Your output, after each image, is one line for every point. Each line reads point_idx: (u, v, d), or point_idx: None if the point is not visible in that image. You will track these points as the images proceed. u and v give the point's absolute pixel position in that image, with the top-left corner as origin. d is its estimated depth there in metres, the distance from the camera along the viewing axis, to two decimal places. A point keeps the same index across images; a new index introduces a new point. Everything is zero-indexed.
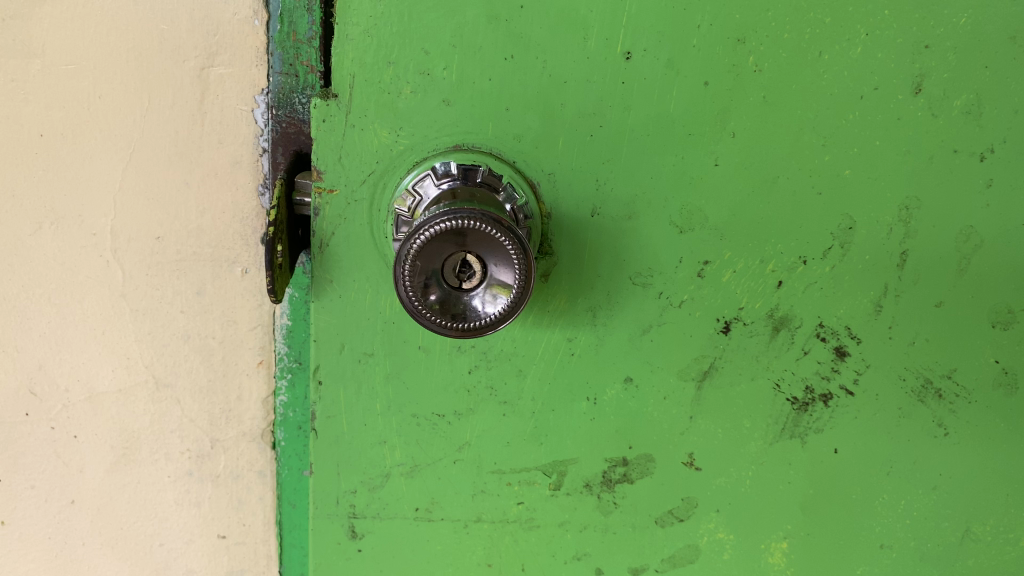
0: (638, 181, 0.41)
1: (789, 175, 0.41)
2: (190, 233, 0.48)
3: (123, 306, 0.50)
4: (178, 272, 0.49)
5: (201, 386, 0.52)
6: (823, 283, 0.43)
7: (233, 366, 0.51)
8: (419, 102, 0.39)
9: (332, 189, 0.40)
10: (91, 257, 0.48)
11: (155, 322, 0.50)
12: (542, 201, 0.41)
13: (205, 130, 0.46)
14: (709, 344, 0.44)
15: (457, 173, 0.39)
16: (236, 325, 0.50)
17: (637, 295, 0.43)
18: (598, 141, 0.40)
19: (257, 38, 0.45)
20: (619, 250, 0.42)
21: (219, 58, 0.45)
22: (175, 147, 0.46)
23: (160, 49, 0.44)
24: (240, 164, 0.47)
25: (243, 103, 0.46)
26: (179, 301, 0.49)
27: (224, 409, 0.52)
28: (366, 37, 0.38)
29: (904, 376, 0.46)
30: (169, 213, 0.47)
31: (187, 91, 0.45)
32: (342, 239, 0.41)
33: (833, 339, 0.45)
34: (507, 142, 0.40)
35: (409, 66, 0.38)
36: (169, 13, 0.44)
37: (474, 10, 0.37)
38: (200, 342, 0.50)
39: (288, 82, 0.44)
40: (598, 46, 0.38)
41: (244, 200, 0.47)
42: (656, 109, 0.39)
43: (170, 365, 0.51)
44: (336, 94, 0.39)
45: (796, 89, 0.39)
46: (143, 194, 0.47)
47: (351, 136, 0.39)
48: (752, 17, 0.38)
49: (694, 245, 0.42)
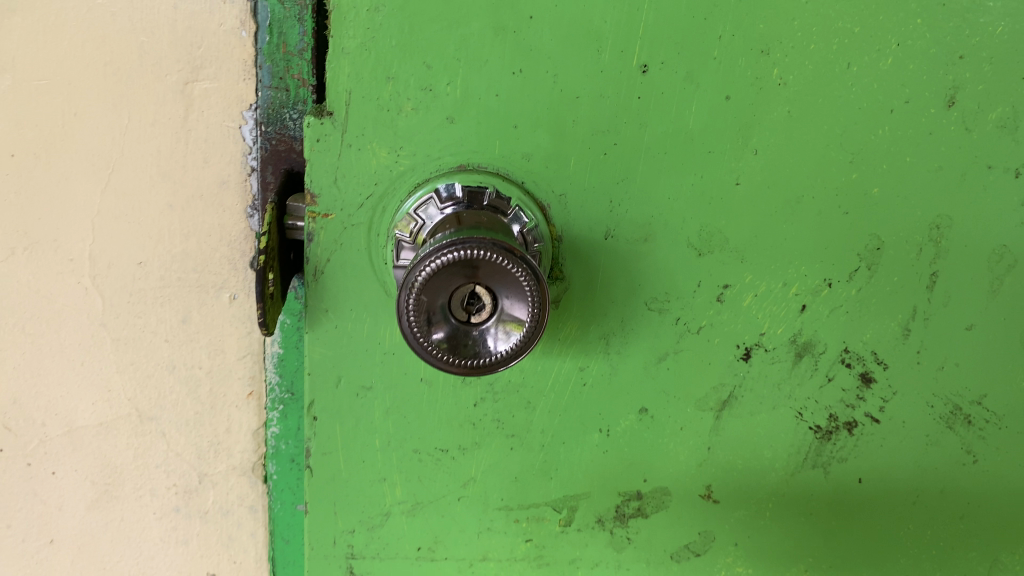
0: (655, 201, 0.38)
1: (814, 195, 0.39)
2: (174, 258, 0.46)
3: (103, 335, 0.47)
4: (162, 300, 0.47)
5: (187, 418, 0.49)
6: (849, 306, 0.41)
7: (222, 398, 0.49)
8: (420, 119, 0.36)
9: (327, 214, 0.37)
10: (68, 283, 0.46)
11: (138, 352, 0.48)
12: (553, 223, 0.38)
13: (190, 150, 0.44)
14: (729, 372, 0.42)
15: (462, 196, 0.36)
16: (224, 354, 0.48)
17: (654, 322, 0.40)
18: (613, 160, 0.37)
19: (245, 51, 0.43)
20: (634, 274, 0.39)
21: (204, 72, 0.43)
22: (157, 166, 0.44)
23: (141, 66, 0.43)
24: (228, 185, 0.45)
25: (230, 120, 0.44)
26: (163, 329, 0.47)
27: (211, 442, 0.50)
28: (362, 51, 0.35)
29: (932, 403, 0.44)
30: (151, 237, 0.45)
31: (169, 108, 0.44)
32: (338, 266, 0.38)
33: (858, 365, 0.42)
34: (515, 162, 0.37)
35: (410, 81, 0.35)
36: (148, 25, 0.42)
37: (480, 21, 0.35)
38: (186, 373, 0.48)
39: (279, 96, 0.41)
40: (613, 60, 0.36)
41: (231, 223, 0.45)
42: (675, 125, 0.37)
43: (154, 397, 0.49)
44: (330, 112, 0.36)
45: (823, 103, 0.37)
46: (124, 218, 0.45)
47: (348, 156, 0.36)
48: (777, 28, 0.36)
49: (714, 268, 0.40)
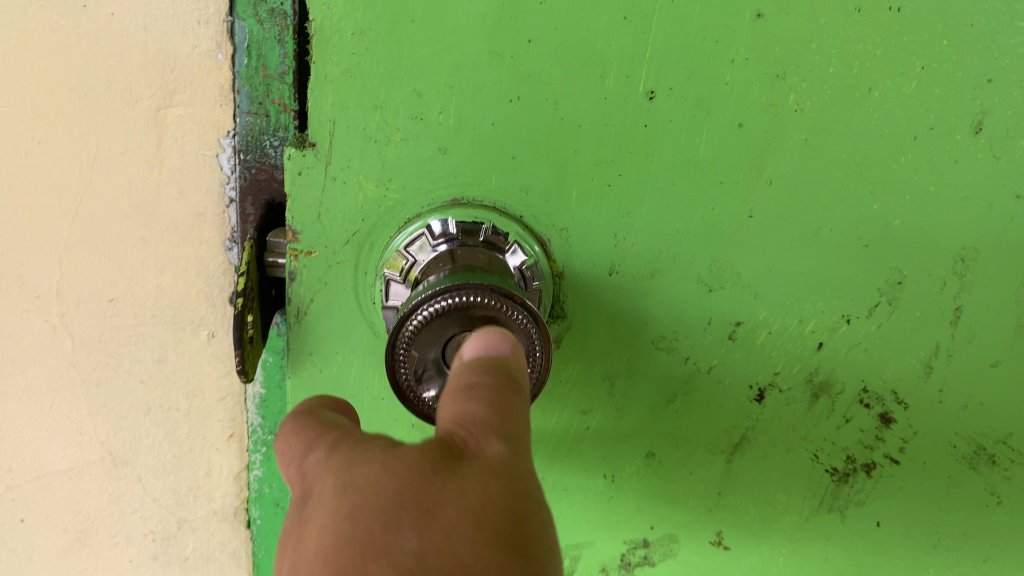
0: (662, 236, 0.36)
1: (832, 227, 0.36)
2: (148, 294, 0.43)
3: (73, 376, 0.45)
4: (135, 338, 0.44)
5: (164, 462, 0.47)
6: (868, 343, 0.39)
7: (201, 441, 0.47)
8: (410, 149, 0.33)
9: (310, 251, 0.34)
10: (35, 322, 0.44)
11: (110, 394, 0.45)
12: (554, 259, 0.36)
13: (163, 180, 0.41)
14: (741, 414, 0.39)
15: (455, 232, 0.34)
16: (203, 394, 0.46)
17: (661, 362, 0.38)
18: (618, 192, 0.35)
19: (220, 74, 0.39)
20: (641, 312, 0.37)
21: (177, 98, 0.39)
22: (129, 199, 0.41)
23: (110, 91, 0.39)
24: (205, 217, 0.42)
25: (206, 148, 0.40)
26: (137, 369, 0.45)
27: (191, 486, 0.48)
28: (348, 78, 0.32)
29: (954, 443, 0.41)
30: (124, 272, 0.43)
31: (141, 135, 0.40)
32: (323, 307, 0.35)
33: (878, 405, 0.40)
34: (512, 196, 0.35)
35: (399, 110, 0.33)
36: (117, 47, 0.39)
37: (474, 46, 0.32)
38: (162, 415, 0.46)
39: (257, 122, 0.39)
40: (617, 85, 0.33)
41: (209, 256, 0.42)
42: (684, 154, 0.35)
43: (129, 441, 0.46)
44: (314, 142, 0.33)
45: (841, 130, 0.35)
46: (94, 252, 0.42)
47: (332, 190, 0.34)
48: (794, 51, 0.33)
49: (726, 305, 0.37)
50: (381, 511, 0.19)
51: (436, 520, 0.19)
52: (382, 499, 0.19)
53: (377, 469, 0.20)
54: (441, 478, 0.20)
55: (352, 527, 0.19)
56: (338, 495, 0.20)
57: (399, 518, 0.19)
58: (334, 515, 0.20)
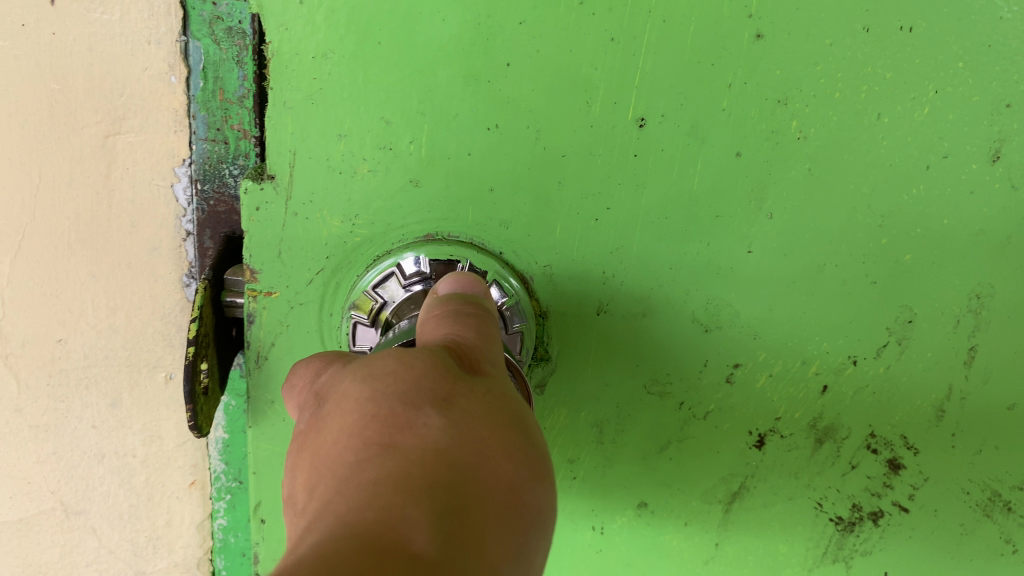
0: (655, 274, 0.33)
1: (838, 262, 0.34)
2: (99, 334, 0.40)
3: (19, 422, 0.42)
4: (87, 382, 0.41)
5: (120, 513, 0.44)
6: (876, 386, 0.36)
7: (160, 489, 0.44)
8: (379, 183, 0.31)
9: (270, 292, 0.32)
10: None
11: (60, 440, 0.42)
12: (537, 298, 0.33)
13: (114, 212, 0.38)
14: (740, 462, 0.36)
15: (430, 271, 0.31)
16: (161, 441, 0.42)
17: (654, 407, 0.35)
18: (606, 227, 0.32)
19: (174, 98, 0.36)
20: (632, 353, 0.34)
21: (127, 124, 0.37)
22: (77, 232, 0.38)
23: (53, 120, 0.37)
24: (159, 251, 0.39)
25: (160, 178, 0.38)
26: (89, 415, 0.42)
27: (149, 537, 0.45)
28: (309, 104, 0.30)
29: (967, 490, 0.38)
30: (73, 311, 0.39)
31: (90, 163, 0.37)
32: (285, 351, 0.32)
33: (885, 451, 0.37)
34: (490, 233, 0.32)
35: (365, 140, 0.30)
36: (61, 70, 0.36)
37: (447, 70, 0.30)
38: (118, 463, 0.43)
39: (216, 150, 0.37)
40: (604, 111, 0.31)
41: (164, 293, 0.40)
42: (678, 186, 0.32)
43: (82, 490, 0.43)
44: (271, 174, 0.30)
45: (847, 158, 0.32)
46: (40, 290, 0.39)
47: (293, 226, 0.31)
48: (795, 74, 0.31)
49: (724, 346, 0.34)
50: (402, 392, 0.17)
51: (455, 407, 0.17)
52: (403, 382, 0.17)
53: (392, 359, 0.18)
54: (454, 373, 0.18)
55: (375, 407, 0.17)
56: (356, 385, 0.18)
57: (420, 397, 0.17)
58: (354, 399, 0.17)
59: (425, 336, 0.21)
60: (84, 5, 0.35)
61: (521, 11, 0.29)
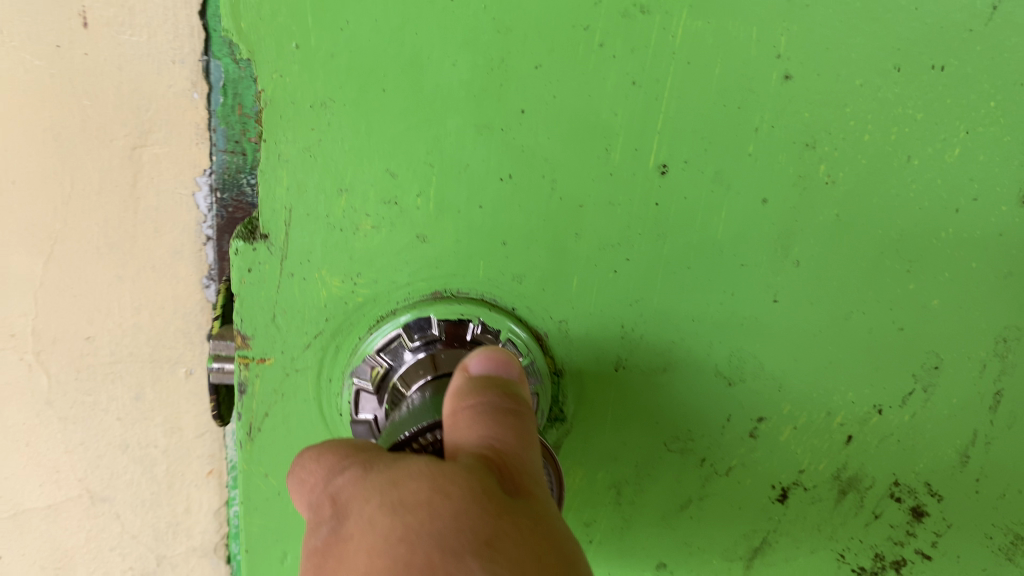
0: (676, 325, 0.32)
1: (865, 309, 0.33)
2: (125, 331, 0.40)
3: (48, 415, 0.42)
4: (112, 376, 0.41)
5: (143, 499, 0.44)
6: (901, 434, 0.35)
7: (180, 477, 0.44)
8: (385, 237, 0.30)
9: (263, 358, 0.31)
10: (8, 361, 0.40)
11: (87, 431, 0.42)
12: (553, 356, 0.32)
13: (140, 218, 0.39)
14: (762, 516, 0.36)
15: (436, 334, 0.30)
16: (182, 432, 0.43)
17: (673, 463, 0.34)
18: (625, 277, 0.31)
19: (196, 113, 0.37)
20: (650, 409, 0.33)
21: (154, 137, 0.37)
22: (104, 236, 0.39)
23: (83, 132, 0.37)
24: (181, 255, 0.40)
25: (182, 187, 0.38)
26: (114, 408, 0.42)
27: (170, 523, 0.45)
28: (308, 158, 0.29)
29: (990, 534, 0.37)
30: (99, 309, 0.40)
31: (117, 173, 0.38)
32: (279, 422, 0.32)
33: (909, 499, 0.36)
34: (498, 287, 0.31)
35: (369, 193, 0.29)
36: (92, 86, 0.36)
37: (458, 119, 0.29)
38: (141, 453, 0.43)
39: (234, 161, 0.38)
40: (625, 159, 0.30)
41: (186, 294, 0.40)
42: (701, 234, 0.31)
43: (107, 478, 0.43)
44: (264, 234, 0.29)
45: (876, 204, 0.31)
46: (70, 290, 0.39)
47: (290, 287, 0.30)
48: (824, 117, 0.30)
49: (745, 399, 0.33)
50: (440, 533, 0.16)
51: (499, 551, 0.16)
52: (439, 521, 0.16)
53: (426, 485, 0.17)
54: (495, 504, 0.17)
55: (410, 553, 0.16)
56: (385, 517, 0.17)
57: (461, 543, 0.16)
58: (385, 537, 0.16)
59: (458, 444, 0.19)
60: (113, 26, 0.36)
61: (536, 55, 0.29)
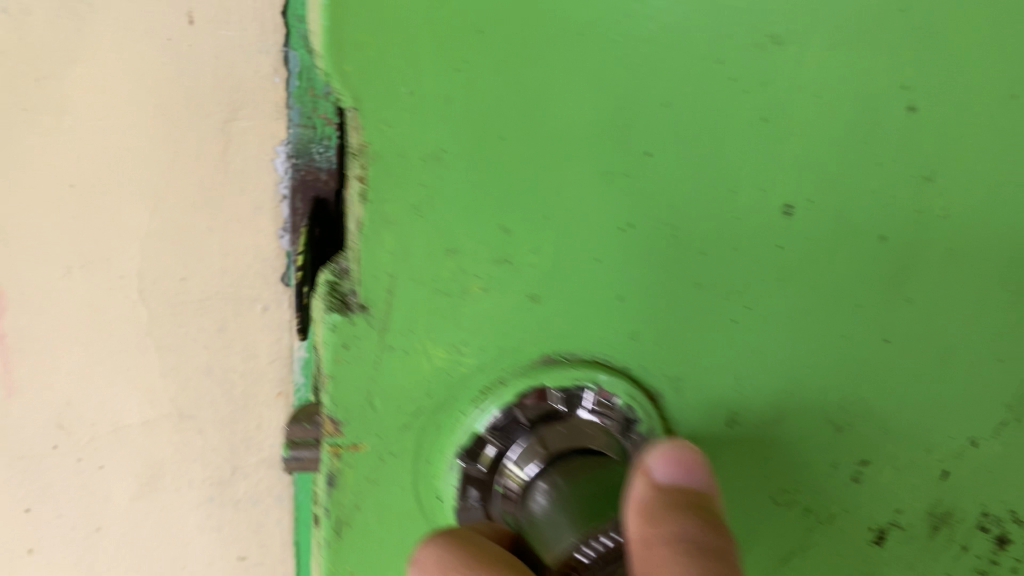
0: (788, 373, 0.31)
1: (971, 346, 0.31)
2: (213, 273, 0.49)
3: (147, 343, 0.48)
4: (201, 310, 0.49)
5: (222, 416, 0.50)
6: (993, 463, 0.33)
7: (253, 398, 0.50)
8: (496, 296, 0.29)
9: (356, 443, 0.30)
10: (117, 299, 0.48)
11: (179, 356, 0.49)
12: (666, 421, 0.31)
13: (229, 180, 0.48)
14: (860, 562, 0.33)
15: (560, 401, 0.30)
16: (256, 358, 0.50)
17: (775, 518, 0.32)
18: (741, 329, 0.30)
19: (275, 94, 0.48)
20: (755, 461, 0.32)
21: (242, 113, 0.48)
22: (199, 193, 0.48)
23: (183, 109, 0.47)
24: (262, 210, 0.49)
25: (264, 154, 0.49)
26: (201, 337, 0.49)
27: (244, 436, 0.51)
28: (418, 216, 0.28)
29: None
30: (192, 255, 0.48)
31: (209, 145, 0.48)
32: (372, 500, 0.31)
33: (995, 527, 0.34)
34: (610, 351, 0.30)
35: (482, 253, 0.29)
36: (193, 72, 0.47)
37: (583, 164, 0.28)
38: (222, 376, 0.50)
39: (307, 133, 0.48)
40: (751, 202, 0.29)
41: (264, 242, 0.49)
42: (817, 278, 0.30)
43: (193, 397, 0.50)
44: (366, 305, 0.29)
45: (981, 238, 0.30)
46: (169, 240, 0.48)
47: (389, 358, 0.29)
48: (941, 150, 0.30)
49: (849, 442, 0.32)
50: None
51: None
52: None
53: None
54: None
55: None
56: None
57: None
58: None
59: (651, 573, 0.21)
60: (213, 23, 0.47)
61: (663, 93, 0.28)
